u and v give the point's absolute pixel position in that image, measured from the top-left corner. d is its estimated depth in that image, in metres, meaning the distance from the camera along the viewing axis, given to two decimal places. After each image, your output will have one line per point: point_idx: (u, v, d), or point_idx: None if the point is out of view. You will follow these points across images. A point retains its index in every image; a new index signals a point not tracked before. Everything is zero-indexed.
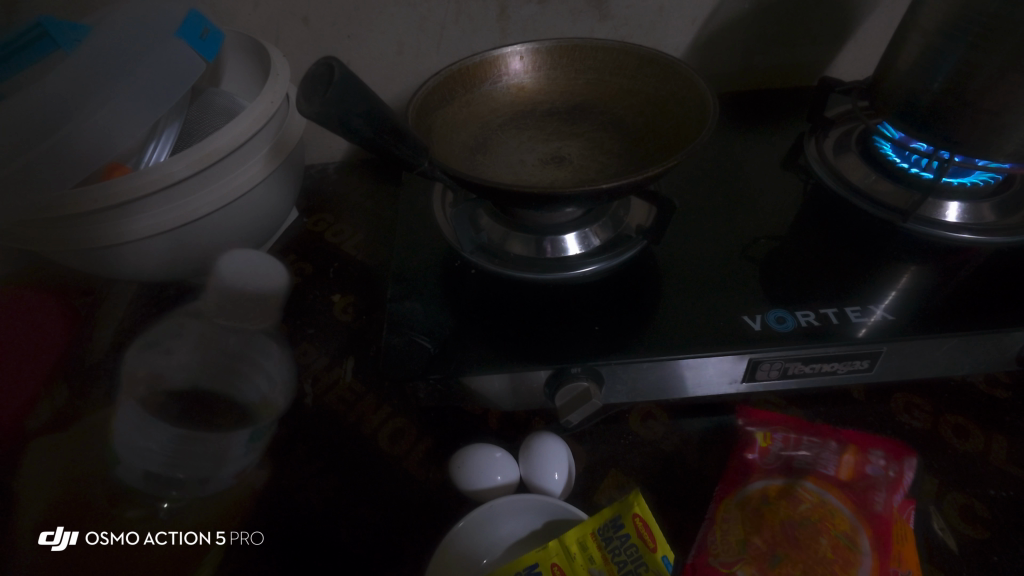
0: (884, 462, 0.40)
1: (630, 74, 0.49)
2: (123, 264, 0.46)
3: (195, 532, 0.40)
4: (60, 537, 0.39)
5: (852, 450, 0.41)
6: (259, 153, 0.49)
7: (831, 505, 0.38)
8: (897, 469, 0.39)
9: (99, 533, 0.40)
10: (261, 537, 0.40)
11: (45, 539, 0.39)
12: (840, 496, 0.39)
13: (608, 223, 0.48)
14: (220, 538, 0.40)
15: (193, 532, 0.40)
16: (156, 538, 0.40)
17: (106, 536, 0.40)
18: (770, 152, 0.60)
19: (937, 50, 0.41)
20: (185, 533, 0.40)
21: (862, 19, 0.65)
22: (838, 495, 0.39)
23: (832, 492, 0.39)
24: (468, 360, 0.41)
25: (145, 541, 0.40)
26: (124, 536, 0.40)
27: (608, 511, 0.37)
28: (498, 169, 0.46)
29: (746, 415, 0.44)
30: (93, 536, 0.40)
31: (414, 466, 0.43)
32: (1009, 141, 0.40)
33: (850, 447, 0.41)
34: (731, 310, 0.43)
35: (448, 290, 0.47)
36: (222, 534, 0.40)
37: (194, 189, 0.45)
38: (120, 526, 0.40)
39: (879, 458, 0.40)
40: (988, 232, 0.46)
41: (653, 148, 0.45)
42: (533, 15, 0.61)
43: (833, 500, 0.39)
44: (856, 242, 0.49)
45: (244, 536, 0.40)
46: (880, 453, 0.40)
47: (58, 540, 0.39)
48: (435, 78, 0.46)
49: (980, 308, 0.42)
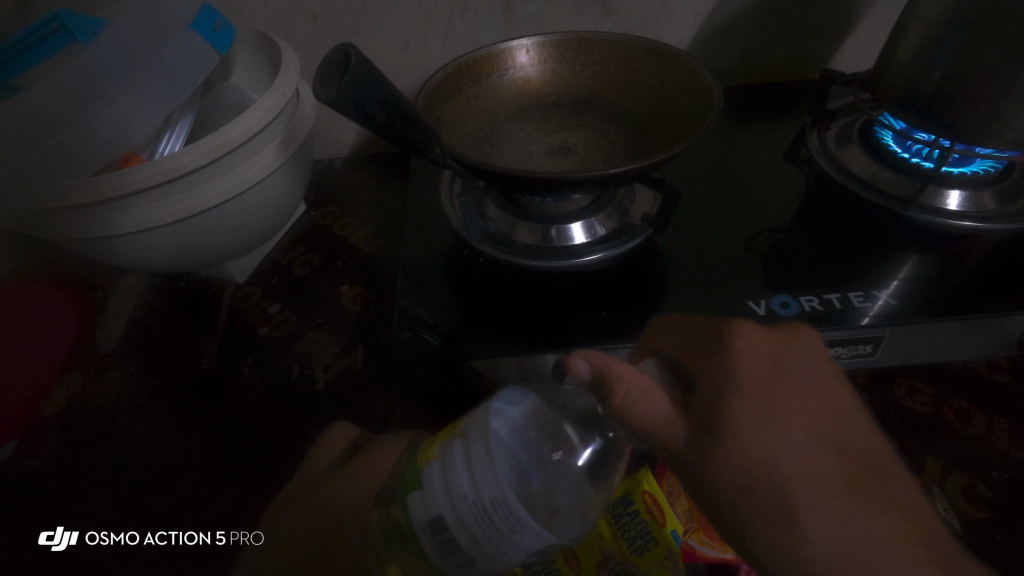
0: None
1: (634, 67, 0.50)
2: (136, 253, 0.47)
3: (194, 532, 0.40)
4: (60, 538, 0.40)
5: None
6: (269, 146, 0.49)
7: None
8: None
9: (99, 534, 0.41)
10: (261, 536, 0.39)
11: (46, 539, 0.41)
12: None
13: (614, 212, 0.49)
14: (220, 538, 0.40)
15: (192, 532, 0.40)
16: (156, 538, 0.40)
17: (106, 536, 0.41)
18: (773, 144, 0.61)
19: (938, 40, 0.42)
20: (185, 533, 0.40)
21: (863, 14, 0.66)
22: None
23: None
24: (478, 345, 0.42)
25: (144, 541, 0.40)
26: (124, 536, 0.41)
27: (619, 490, 0.38)
28: (506, 159, 0.47)
29: None
30: (93, 536, 0.40)
31: None
32: (1010, 129, 0.41)
33: None
34: (735, 297, 0.43)
35: (456, 280, 0.48)
36: (222, 534, 0.40)
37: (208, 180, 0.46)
38: (120, 526, 0.41)
39: None
40: (989, 219, 0.46)
41: (659, 137, 0.46)
42: (538, 10, 0.62)
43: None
44: (857, 232, 0.50)
45: (244, 536, 0.40)
46: None
47: (59, 540, 0.40)
48: (444, 70, 0.47)
49: (983, 293, 0.42)
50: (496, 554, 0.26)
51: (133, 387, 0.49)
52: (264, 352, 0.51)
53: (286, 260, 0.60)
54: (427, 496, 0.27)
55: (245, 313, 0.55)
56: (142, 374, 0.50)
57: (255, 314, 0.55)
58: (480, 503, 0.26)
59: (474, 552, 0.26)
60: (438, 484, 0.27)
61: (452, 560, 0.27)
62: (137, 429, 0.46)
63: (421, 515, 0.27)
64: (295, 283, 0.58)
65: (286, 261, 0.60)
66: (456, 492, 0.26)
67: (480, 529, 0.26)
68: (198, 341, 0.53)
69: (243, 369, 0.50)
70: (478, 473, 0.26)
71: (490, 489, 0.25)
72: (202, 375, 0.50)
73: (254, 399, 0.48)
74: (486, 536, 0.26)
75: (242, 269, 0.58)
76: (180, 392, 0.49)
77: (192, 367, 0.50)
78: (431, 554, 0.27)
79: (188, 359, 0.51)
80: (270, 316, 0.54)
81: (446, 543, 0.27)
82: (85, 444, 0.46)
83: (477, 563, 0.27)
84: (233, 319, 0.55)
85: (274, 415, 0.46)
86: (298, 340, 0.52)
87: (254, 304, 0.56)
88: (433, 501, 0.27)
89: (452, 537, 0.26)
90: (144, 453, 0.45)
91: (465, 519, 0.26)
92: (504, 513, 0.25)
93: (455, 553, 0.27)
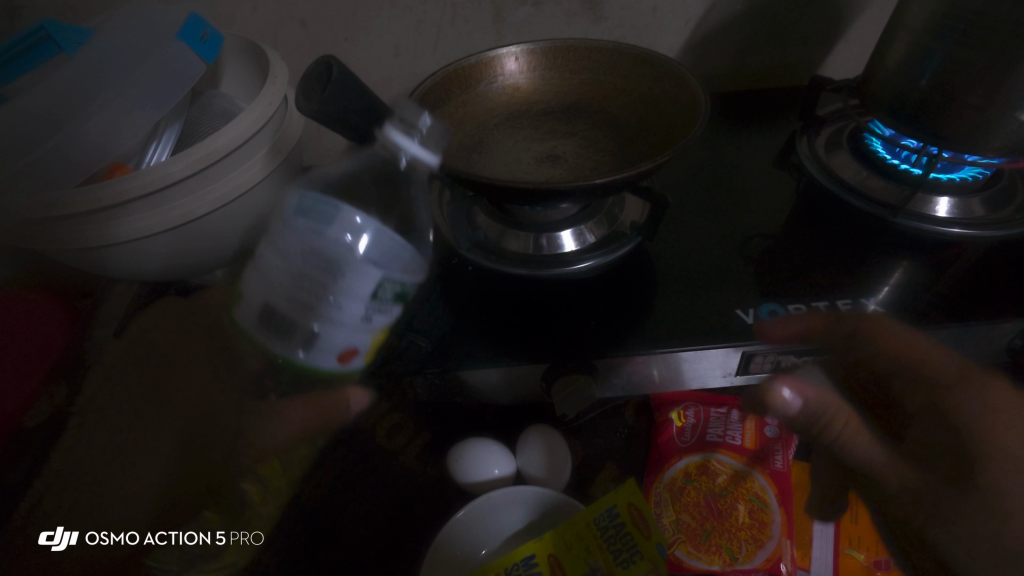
0: (777, 424, 0.44)
1: (623, 74, 0.50)
2: (124, 263, 0.46)
3: (194, 532, 0.38)
4: (60, 538, 0.37)
5: (752, 418, 0.44)
6: (258, 153, 0.49)
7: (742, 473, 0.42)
8: (785, 430, 0.44)
9: (99, 534, 0.37)
10: (261, 537, 0.41)
11: (45, 540, 0.37)
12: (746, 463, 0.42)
13: (603, 220, 0.49)
14: (220, 539, 0.39)
15: (192, 532, 0.38)
16: (156, 538, 0.38)
17: (106, 536, 0.37)
18: (763, 150, 0.61)
19: (925, 48, 0.42)
20: (185, 533, 0.38)
21: (851, 20, 0.66)
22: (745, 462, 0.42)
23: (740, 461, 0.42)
24: (466, 355, 0.42)
25: (145, 542, 0.37)
26: (124, 536, 0.37)
27: (603, 501, 0.36)
28: (494, 168, 0.47)
29: (657, 397, 0.45)
30: (93, 537, 0.37)
31: (410, 461, 0.45)
32: (997, 137, 0.41)
33: (750, 415, 0.44)
34: (724, 305, 0.43)
35: (445, 288, 0.48)
36: (222, 534, 0.39)
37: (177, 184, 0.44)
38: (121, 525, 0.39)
39: (773, 421, 0.44)
40: (978, 226, 0.46)
41: (647, 145, 0.46)
42: (527, 18, 0.62)
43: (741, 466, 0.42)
44: (847, 238, 0.49)
45: (244, 536, 0.40)
46: (773, 416, 0.44)
47: (58, 541, 0.37)
48: (431, 78, 0.47)
49: (971, 300, 0.42)
50: (340, 309, 0.32)
51: None
52: None
53: None
54: (256, 290, 0.34)
55: None
56: None
57: None
58: (309, 286, 0.32)
59: (314, 317, 0.32)
60: (258, 276, 0.34)
61: (301, 341, 0.33)
62: None
63: (248, 312, 0.34)
64: None
65: None
66: (280, 278, 0.33)
67: (316, 325, 0.32)
68: None
69: None
70: (289, 245, 0.33)
71: (296, 241, 0.33)
72: None
73: None
74: (313, 295, 0.32)
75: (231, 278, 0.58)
76: None
77: None
78: (261, 338, 0.34)
79: None
80: None
81: (286, 324, 0.33)
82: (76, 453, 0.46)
83: (319, 334, 0.33)
84: None
85: None
86: None
87: None
88: (258, 289, 0.34)
89: (275, 316, 0.33)
90: None
91: (290, 280, 0.33)
92: (318, 260, 0.32)
93: (295, 333, 0.33)
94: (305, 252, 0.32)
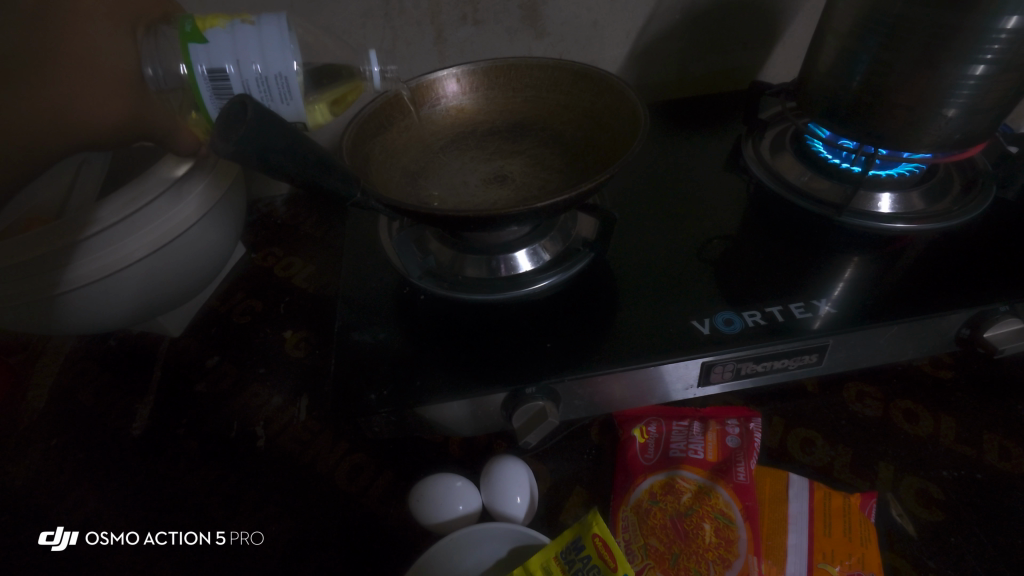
0: (739, 429, 0.43)
1: (566, 90, 0.50)
2: (55, 321, 0.44)
3: (194, 532, 0.41)
4: (60, 538, 0.42)
5: (712, 427, 0.43)
6: (193, 191, 0.46)
7: (707, 487, 0.40)
8: (748, 432, 0.42)
9: (99, 534, 0.42)
10: (261, 536, 0.40)
11: (46, 539, 0.42)
12: (709, 477, 0.40)
13: (557, 236, 0.48)
14: (220, 538, 0.40)
15: (192, 533, 0.41)
16: (156, 538, 0.41)
17: (106, 536, 0.42)
18: (712, 155, 0.62)
19: (852, 51, 0.43)
20: (185, 533, 0.41)
21: (786, 24, 0.68)
22: (709, 476, 0.41)
23: (703, 474, 0.41)
24: (421, 390, 0.40)
25: (144, 541, 0.41)
26: (124, 536, 0.41)
27: (569, 533, 0.36)
28: (438, 193, 0.46)
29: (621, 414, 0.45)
30: (93, 536, 0.42)
31: (374, 503, 0.41)
32: (927, 133, 0.42)
33: (710, 425, 0.44)
34: (681, 317, 0.43)
35: (400, 317, 0.46)
36: (222, 534, 0.40)
37: (80, 36, 0.35)
38: (119, 527, 0.42)
39: (735, 426, 0.43)
40: (920, 220, 0.48)
41: (591, 161, 0.45)
42: (470, 36, 0.61)
43: (705, 480, 0.40)
44: (796, 236, 0.50)
45: (244, 536, 0.40)
46: (735, 421, 0.43)
47: (59, 540, 0.42)
48: (371, 105, 0.46)
49: (916, 293, 0.43)
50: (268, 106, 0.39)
51: (63, 459, 0.47)
52: (202, 411, 0.49)
53: (225, 308, 0.58)
54: (214, 55, 0.36)
55: (183, 368, 0.53)
56: (74, 444, 0.48)
57: (194, 369, 0.52)
58: (257, 67, 0.37)
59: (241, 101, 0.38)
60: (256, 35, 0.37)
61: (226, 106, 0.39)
62: (65, 506, 0.44)
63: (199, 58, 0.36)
64: (233, 334, 0.55)
65: (225, 310, 0.58)
66: (244, 60, 0.37)
67: (257, 86, 0.37)
68: (131, 403, 0.50)
69: (180, 431, 0.47)
70: (269, 52, 0.37)
71: (275, 64, 0.37)
72: (136, 442, 0.47)
73: (192, 463, 0.45)
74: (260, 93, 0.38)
75: (176, 322, 0.55)
76: (111, 464, 0.46)
77: (127, 434, 0.48)
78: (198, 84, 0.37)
79: (120, 426, 0.49)
80: (209, 371, 0.52)
81: (228, 90, 0.37)
82: (17, 523, 0.43)
83: None
84: (170, 377, 0.52)
85: (214, 478, 0.44)
86: (239, 396, 0.49)
87: (193, 359, 0.53)
88: (225, 52, 0.37)
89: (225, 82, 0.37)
90: (81, 527, 0.42)
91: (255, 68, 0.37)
92: (281, 85, 0.38)
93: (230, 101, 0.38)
94: (263, 73, 0.37)
